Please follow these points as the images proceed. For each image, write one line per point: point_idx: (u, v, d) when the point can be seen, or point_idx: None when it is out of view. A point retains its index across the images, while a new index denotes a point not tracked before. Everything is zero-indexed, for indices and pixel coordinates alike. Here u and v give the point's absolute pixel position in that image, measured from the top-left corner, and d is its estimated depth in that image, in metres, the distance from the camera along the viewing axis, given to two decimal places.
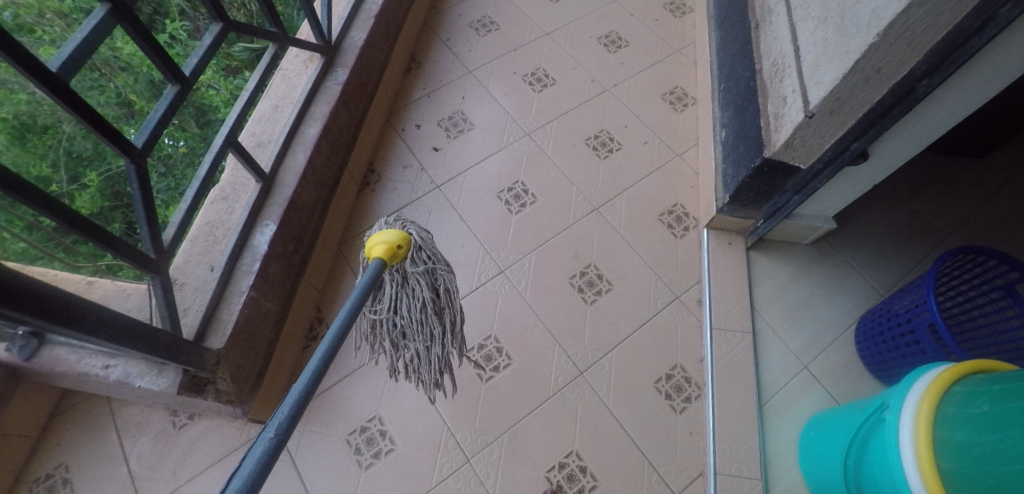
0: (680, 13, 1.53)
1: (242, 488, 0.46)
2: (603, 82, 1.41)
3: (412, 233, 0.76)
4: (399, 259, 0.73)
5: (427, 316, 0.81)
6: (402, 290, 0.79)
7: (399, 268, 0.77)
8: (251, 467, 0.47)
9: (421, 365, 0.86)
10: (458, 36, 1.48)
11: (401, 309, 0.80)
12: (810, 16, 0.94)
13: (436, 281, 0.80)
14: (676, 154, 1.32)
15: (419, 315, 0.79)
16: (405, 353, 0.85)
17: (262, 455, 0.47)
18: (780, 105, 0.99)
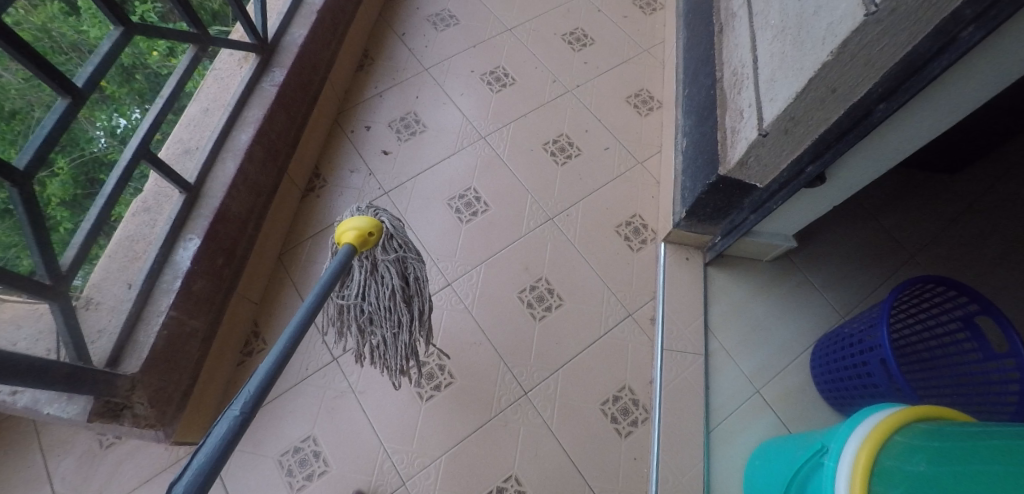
0: (651, 9, 1.46)
1: (204, 462, 0.46)
2: (566, 82, 1.36)
3: (384, 221, 0.76)
4: (371, 246, 0.71)
5: (395, 303, 0.81)
6: (370, 277, 0.78)
7: (369, 255, 0.77)
8: (215, 447, 0.47)
9: (387, 352, 0.87)
10: (415, 31, 1.44)
11: (369, 296, 0.80)
12: (769, 24, 0.87)
13: (407, 270, 0.80)
14: (637, 161, 1.27)
15: (387, 303, 0.79)
16: (372, 338, 0.85)
17: (226, 432, 0.47)
18: (737, 119, 0.92)
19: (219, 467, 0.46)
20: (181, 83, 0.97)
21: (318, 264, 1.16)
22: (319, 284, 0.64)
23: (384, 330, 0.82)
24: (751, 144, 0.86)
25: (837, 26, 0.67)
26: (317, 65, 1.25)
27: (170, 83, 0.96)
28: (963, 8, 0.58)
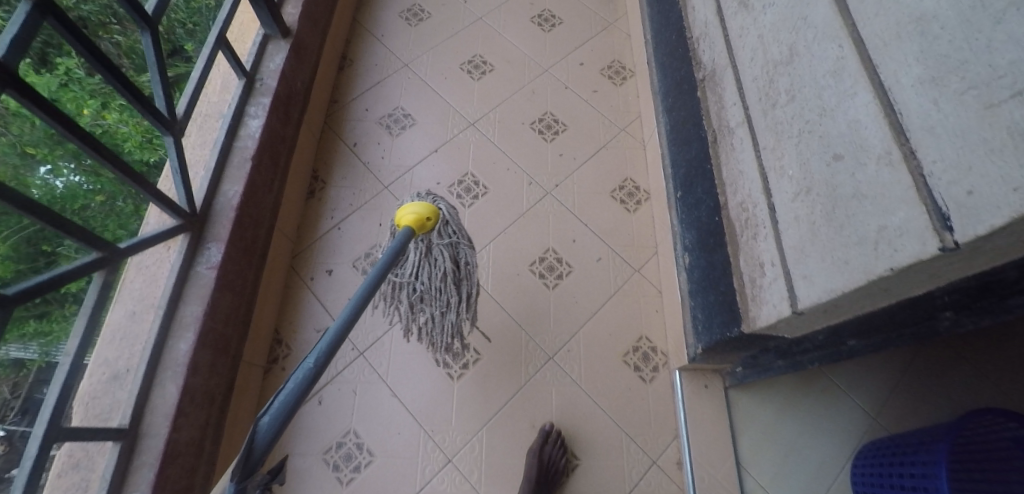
0: (621, 78, 1.31)
1: (280, 408, 0.58)
2: (543, 182, 1.20)
3: (441, 208, 0.90)
4: (428, 229, 0.84)
5: (446, 285, 0.93)
6: (425, 259, 0.92)
7: (426, 240, 0.91)
8: (290, 393, 0.60)
9: (434, 330, 0.96)
10: (367, 138, 1.26)
11: (422, 275, 0.92)
12: (787, 172, 0.74)
13: (458, 254, 0.94)
14: (633, 269, 1.14)
15: (439, 281, 0.91)
16: (421, 315, 0.95)
17: (299, 382, 0.61)
18: (757, 270, 0.80)
19: (288, 416, 0.58)
20: (90, 326, 0.80)
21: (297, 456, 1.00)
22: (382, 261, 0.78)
23: (432, 309, 0.93)
24: (783, 314, 0.75)
25: (899, 238, 0.55)
26: (260, 218, 1.04)
27: (79, 328, 0.79)
28: None
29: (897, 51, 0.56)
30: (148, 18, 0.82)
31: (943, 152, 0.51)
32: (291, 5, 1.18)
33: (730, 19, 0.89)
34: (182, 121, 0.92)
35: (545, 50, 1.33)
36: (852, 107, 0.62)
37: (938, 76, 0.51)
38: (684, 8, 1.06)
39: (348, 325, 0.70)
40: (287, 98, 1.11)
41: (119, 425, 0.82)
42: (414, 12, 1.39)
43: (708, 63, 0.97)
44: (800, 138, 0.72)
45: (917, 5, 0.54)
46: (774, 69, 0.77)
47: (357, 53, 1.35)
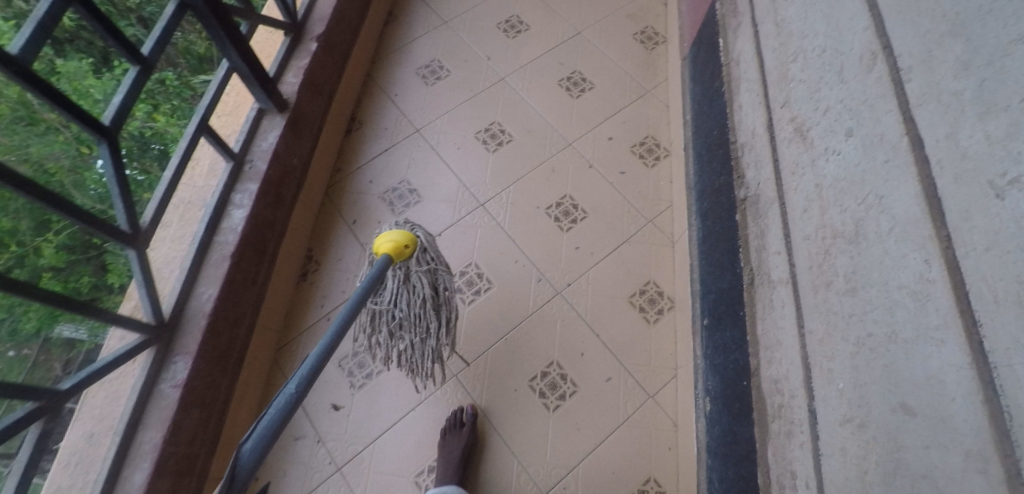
0: (654, 158, 1.14)
1: (257, 443, 0.51)
2: (555, 281, 1.04)
3: (419, 236, 0.82)
4: (406, 257, 0.77)
5: (426, 310, 0.86)
6: (403, 287, 0.83)
7: (403, 266, 0.83)
8: (274, 417, 0.52)
9: (415, 356, 0.89)
10: (367, 213, 1.13)
11: (401, 303, 0.84)
12: (837, 382, 0.57)
13: (437, 280, 0.85)
14: (647, 394, 0.97)
15: (417, 309, 0.84)
16: (399, 342, 0.88)
17: (283, 405, 0.53)
18: (786, 477, 0.64)
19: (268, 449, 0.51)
20: (32, 463, 0.73)
21: None
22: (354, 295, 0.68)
23: (412, 337, 0.86)
24: None
25: None
26: (240, 317, 0.91)
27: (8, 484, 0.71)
28: None
29: (1012, 319, 0.39)
30: (102, 128, 0.72)
31: None
32: (292, 73, 1.07)
33: (784, 147, 0.71)
34: (148, 231, 0.81)
35: (571, 119, 1.17)
36: (934, 357, 0.45)
37: None
38: (733, 104, 0.88)
39: (338, 336, 0.63)
40: (280, 180, 0.99)
41: None
42: (432, 69, 1.26)
43: (752, 184, 0.79)
44: (857, 348, 0.55)
45: None
46: (831, 240, 0.60)
47: (367, 115, 1.23)
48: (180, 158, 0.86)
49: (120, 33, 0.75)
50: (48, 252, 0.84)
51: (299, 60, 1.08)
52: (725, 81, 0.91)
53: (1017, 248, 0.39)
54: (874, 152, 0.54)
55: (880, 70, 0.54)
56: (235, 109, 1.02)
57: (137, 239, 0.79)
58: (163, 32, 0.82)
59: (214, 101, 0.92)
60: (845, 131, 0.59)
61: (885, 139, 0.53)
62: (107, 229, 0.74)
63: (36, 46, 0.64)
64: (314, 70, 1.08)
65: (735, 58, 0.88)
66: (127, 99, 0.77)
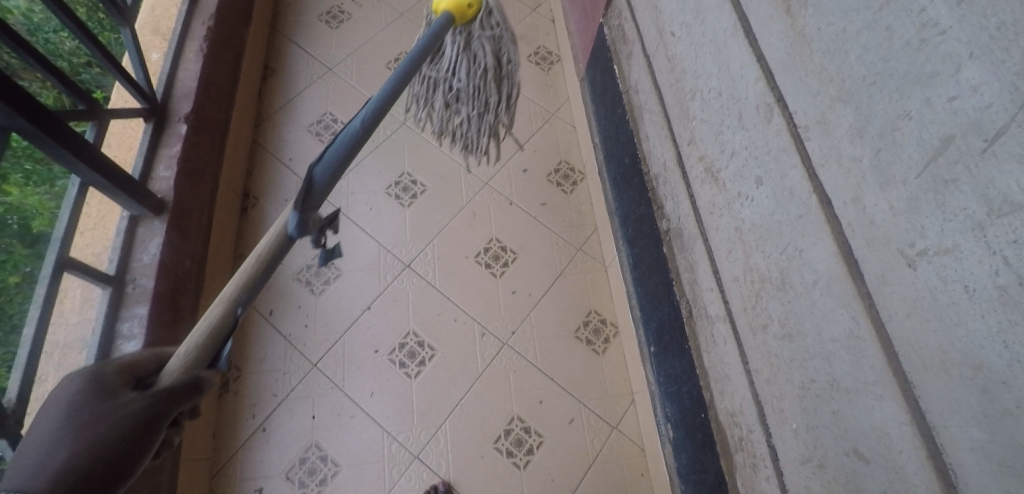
0: (571, 183, 1.13)
1: (326, 170, 0.54)
2: (498, 332, 1.02)
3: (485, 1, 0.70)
4: (469, 20, 0.67)
5: (484, 82, 0.73)
6: (464, 53, 0.71)
7: (465, 31, 0.70)
8: (341, 147, 0.54)
9: (471, 132, 0.77)
10: (283, 300, 1.02)
11: (459, 72, 0.72)
12: (790, 423, 0.59)
13: (500, 50, 0.72)
14: (611, 426, 0.98)
15: (472, 78, 0.71)
16: (458, 112, 0.75)
17: (345, 144, 0.55)
18: None
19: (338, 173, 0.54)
20: None
21: None
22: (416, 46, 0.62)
23: (468, 110, 0.73)
24: None
25: None
26: None
27: None
28: None
29: (942, 385, 0.41)
30: None
31: None
32: (163, 163, 0.93)
33: (698, 185, 0.72)
34: (15, 408, 0.70)
35: (481, 157, 1.14)
36: (876, 411, 0.47)
37: (1013, 467, 0.36)
38: (639, 134, 0.88)
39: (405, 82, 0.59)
40: (173, 292, 0.88)
41: None
42: (325, 125, 1.17)
43: (673, 217, 0.80)
44: (803, 392, 0.57)
45: (970, 345, 0.38)
46: (759, 285, 0.61)
47: (262, 188, 1.13)
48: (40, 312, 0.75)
49: None
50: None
51: (168, 147, 0.94)
52: (627, 109, 0.91)
53: (938, 320, 0.40)
54: (786, 205, 0.55)
55: (779, 123, 0.55)
56: (99, 221, 0.86)
57: (3, 421, 0.68)
58: None
59: (69, 234, 0.79)
60: (755, 178, 0.60)
61: (795, 194, 0.54)
62: None
63: None
64: (188, 155, 0.96)
65: (634, 87, 0.87)
66: None
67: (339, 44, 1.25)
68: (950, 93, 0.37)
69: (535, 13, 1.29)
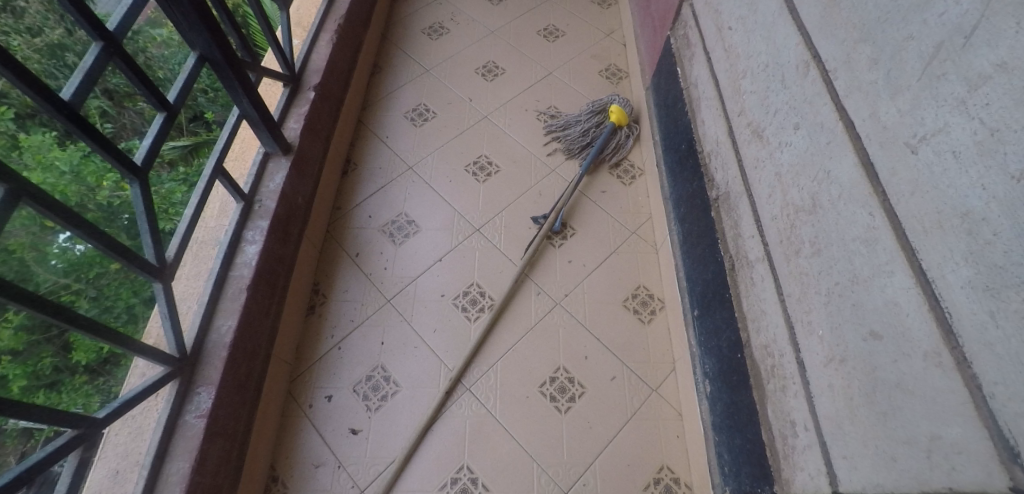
0: (630, 177, 1.27)
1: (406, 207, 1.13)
2: (552, 292, 1.15)
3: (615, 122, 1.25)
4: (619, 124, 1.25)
5: (599, 131, 1.27)
6: (599, 117, 1.28)
7: (597, 103, 1.29)
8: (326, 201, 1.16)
9: (575, 135, 1.27)
10: (369, 246, 1.22)
11: (584, 116, 1.28)
12: (817, 331, 0.68)
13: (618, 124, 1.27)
14: (651, 388, 1.07)
15: (590, 128, 1.27)
16: (571, 122, 1.29)
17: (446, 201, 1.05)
18: (788, 426, 0.74)
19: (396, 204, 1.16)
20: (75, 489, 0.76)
21: None
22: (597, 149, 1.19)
23: (580, 128, 1.27)
24: (820, 487, 0.67)
25: (958, 454, 0.49)
26: (256, 348, 1.00)
27: None
28: None
29: (939, 240, 0.50)
30: (136, 168, 0.81)
31: (1007, 376, 0.44)
32: (293, 119, 1.17)
33: (745, 147, 0.84)
34: (172, 265, 0.90)
35: (554, 141, 1.31)
36: (889, 287, 0.57)
37: (992, 287, 0.45)
38: (695, 121, 1.01)
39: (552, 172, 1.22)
40: (287, 217, 1.10)
41: None
42: (419, 112, 1.37)
43: (722, 184, 0.92)
44: (829, 298, 0.66)
45: (959, 200, 0.48)
46: (795, 215, 0.72)
47: (361, 157, 1.33)
48: (200, 197, 0.95)
49: (151, 83, 0.84)
50: (8, 334, 0.75)
51: (299, 107, 1.18)
52: (686, 101, 1.04)
53: (935, 187, 0.51)
54: (818, 138, 0.67)
55: (814, 74, 0.67)
56: (242, 153, 1.14)
57: (164, 270, 0.87)
58: (185, 81, 0.92)
59: (226, 147, 1.02)
60: (793, 126, 0.72)
61: (825, 126, 0.65)
62: (134, 261, 0.81)
63: (84, 92, 0.72)
64: (312, 117, 1.19)
65: (692, 81, 1.01)
66: (155, 142, 0.86)
67: (437, 51, 1.47)
68: (942, 9, 0.50)
69: (608, 38, 1.49)
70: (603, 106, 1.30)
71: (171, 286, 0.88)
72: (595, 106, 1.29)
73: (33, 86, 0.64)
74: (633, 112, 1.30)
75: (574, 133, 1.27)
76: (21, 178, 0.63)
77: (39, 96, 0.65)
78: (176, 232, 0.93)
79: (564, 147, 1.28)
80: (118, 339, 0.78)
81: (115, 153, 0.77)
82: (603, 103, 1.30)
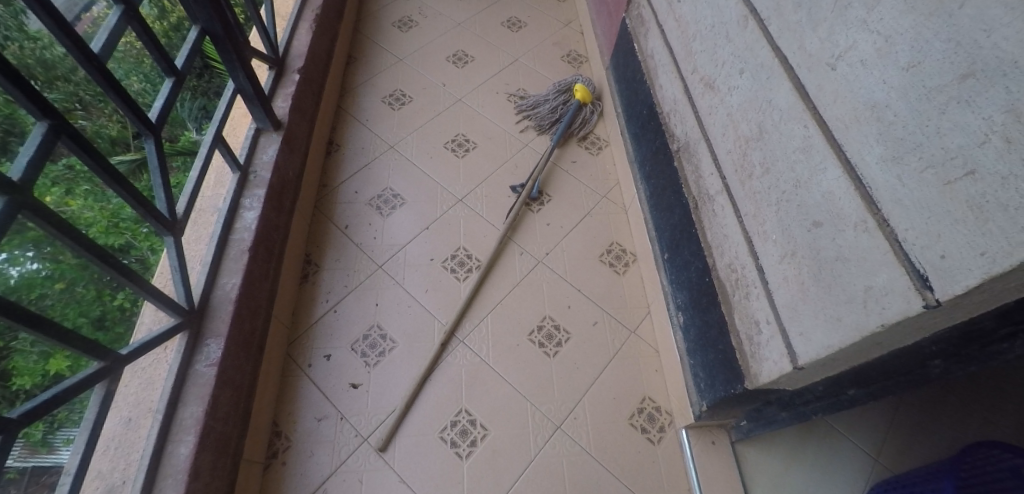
0: (597, 148, 1.40)
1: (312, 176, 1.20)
2: (534, 252, 1.25)
3: (581, 100, 1.39)
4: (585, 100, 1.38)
5: (564, 108, 1.40)
6: (565, 95, 1.42)
7: (564, 83, 1.43)
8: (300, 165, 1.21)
9: (543, 112, 1.40)
10: (357, 219, 1.30)
11: (552, 95, 1.41)
12: (771, 236, 0.81)
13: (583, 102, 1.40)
14: (630, 330, 1.18)
15: (556, 105, 1.40)
16: (539, 100, 1.42)
17: None
18: (752, 327, 0.86)
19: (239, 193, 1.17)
20: (98, 423, 0.82)
21: (306, 485, 1.01)
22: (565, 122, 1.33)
23: (548, 105, 1.40)
24: (783, 370, 0.79)
25: (884, 296, 0.62)
26: (258, 307, 1.05)
27: (80, 444, 0.81)
28: (1008, 300, 0.54)
29: (857, 130, 0.64)
30: (151, 124, 0.88)
31: (914, 221, 0.58)
32: (281, 99, 1.24)
33: (699, 99, 0.98)
34: (181, 220, 0.96)
35: (525, 119, 1.43)
36: (823, 180, 0.70)
37: (898, 156, 0.59)
38: (653, 87, 1.15)
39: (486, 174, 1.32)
40: (280, 189, 1.17)
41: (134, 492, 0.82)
42: (396, 97, 1.47)
43: (681, 137, 1.05)
44: (778, 205, 0.79)
45: (869, 96, 0.62)
46: (746, 144, 0.85)
47: (343, 139, 1.40)
48: (202, 163, 1.01)
49: (163, 50, 0.92)
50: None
51: (286, 90, 1.25)
52: (645, 71, 1.18)
53: (851, 90, 0.65)
54: (759, 76, 0.81)
55: (753, 24, 0.82)
56: (234, 131, 1.20)
57: (174, 225, 0.94)
58: (191, 51, 0.99)
59: (223, 119, 1.09)
60: (738, 71, 0.86)
61: (764, 64, 0.80)
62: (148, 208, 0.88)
63: (107, 51, 0.81)
64: (299, 98, 1.27)
65: (649, 53, 1.16)
66: (165, 103, 0.94)
67: (408, 42, 1.58)
68: None
69: (567, 28, 1.63)
70: (570, 86, 1.43)
71: (180, 241, 0.95)
72: (562, 86, 1.42)
73: (69, 37, 0.72)
74: (595, 91, 1.45)
75: (543, 110, 1.40)
76: (61, 117, 0.72)
77: (73, 48, 0.73)
78: (184, 192, 1.00)
79: (534, 122, 1.41)
80: (136, 279, 0.84)
81: (134, 109, 0.84)
82: (569, 83, 1.43)
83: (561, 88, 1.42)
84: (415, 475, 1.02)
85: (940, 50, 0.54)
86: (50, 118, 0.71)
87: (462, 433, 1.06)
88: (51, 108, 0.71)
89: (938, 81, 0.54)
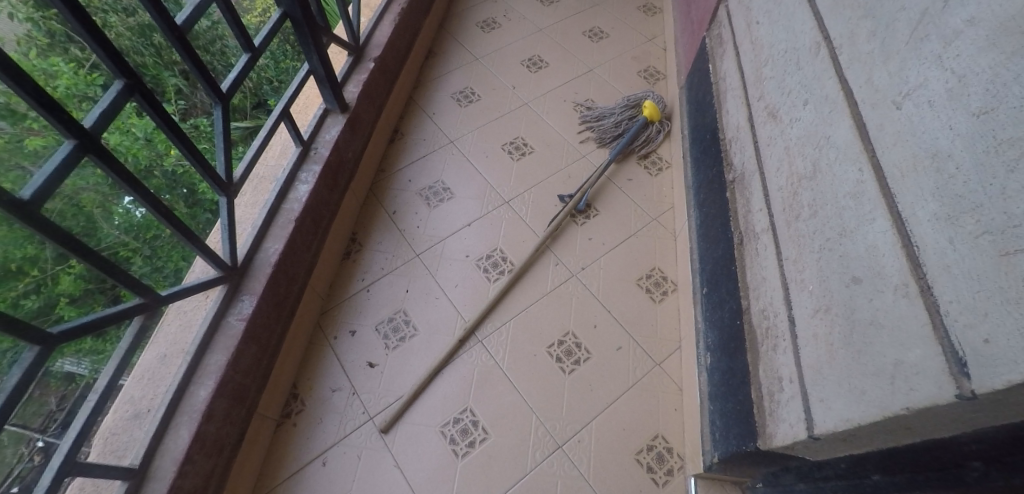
0: (657, 169, 1.36)
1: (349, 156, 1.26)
2: (570, 265, 1.22)
3: (648, 117, 1.36)
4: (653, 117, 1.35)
5: (630, 123, 1.38)
6: (632, 110, 1.39)
7: (633, 98, 1.41)
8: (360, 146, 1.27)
9: (608, 124, 1.38)
10: (405, 206, 1.33)
11: (619, 108, 1.40)
12: (807, 287, 0.73)
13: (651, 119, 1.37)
14: (655, 362, 1.12)
15: (622, 118, 1.38)
16: (606, 112, 1.40)
17: None
18: (775, 383, 0.77)
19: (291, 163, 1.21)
20: (131, 350, 0.87)
21: (310, 452, 1.04)
22: (626, 138, 1.31)
23: (614, 118, 1.39)
24: (799, 436, 0.71)
25: (916, 376, 0.53)
26: (295, 274, 1.10)
27: (110, 369, 0.85)
28: None
29: (912, 183, 0.56)
30: (221, 93, 0.95)
31: (961, 293, 0.49)
32: (353, 84, 1.29)
33: (760, 128, 0.90)
34: (237, 184, 1.02)
35: (588, 130, 1.41)
36: (870, 233, 0.62)
37: (954, 215, 0.50)
38: (721, 111, 1.08)
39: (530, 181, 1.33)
40: (337, 167, 1.22)
41: (151, 423, 0.87)
42: (465, 95, 1.50)
43: (738, 166, 0.97)
44: (820, 254, 0.71)
45: (931, 142, 0.54)
46: (798, 183, 0.77)
47: (408, 129, 1.44)
48: (266, 133, 1.07)
49: (242, 26, 0.98)
50: (67, 280, 0.77)
51: (358, 74, 1.31)
52: (715, 94, 1.11)
53: (912, 136, 0.56)
54: (822, 109, 0.73)
55: (824, 52, 0.74)
56: (305, 108, 1.29)
57: (229, 187, 1.00)
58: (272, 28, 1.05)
59: (293, 95, 1.15)
60: (803, 102, 0.78)
61: (828, 98, 0.72)
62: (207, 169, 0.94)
63: (191, 23, 0.87)
64: (370, 83, 1.32)
65: (722, 75, 1.09)
66: (239, 76, 1.00)
67: (487, 43, 1.61)
68: None
69: (650, 43, 1.61)
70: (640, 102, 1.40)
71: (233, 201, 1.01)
72: (631, 101, 1.40)
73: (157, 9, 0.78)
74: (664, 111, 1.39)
75: (607, 123, 1.38)
76: (137, 77, 0.77)
77: (160, 19, 0.79)
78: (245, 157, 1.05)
79: (597, 133, 1.39)
80: (187, 232, 0.90)
81: (206, 76, 0.90)
82: (639, 99, 1.40)
83: (630, 102, 1.40)
84: (411, 464, 1.02)
85: (1019, 96, 0.45)
86: (127, 76, 0.76)
87: (461, 433, 1.05)
88: (129, 67, 0.75)
89: (1012, 132, 0.46)
